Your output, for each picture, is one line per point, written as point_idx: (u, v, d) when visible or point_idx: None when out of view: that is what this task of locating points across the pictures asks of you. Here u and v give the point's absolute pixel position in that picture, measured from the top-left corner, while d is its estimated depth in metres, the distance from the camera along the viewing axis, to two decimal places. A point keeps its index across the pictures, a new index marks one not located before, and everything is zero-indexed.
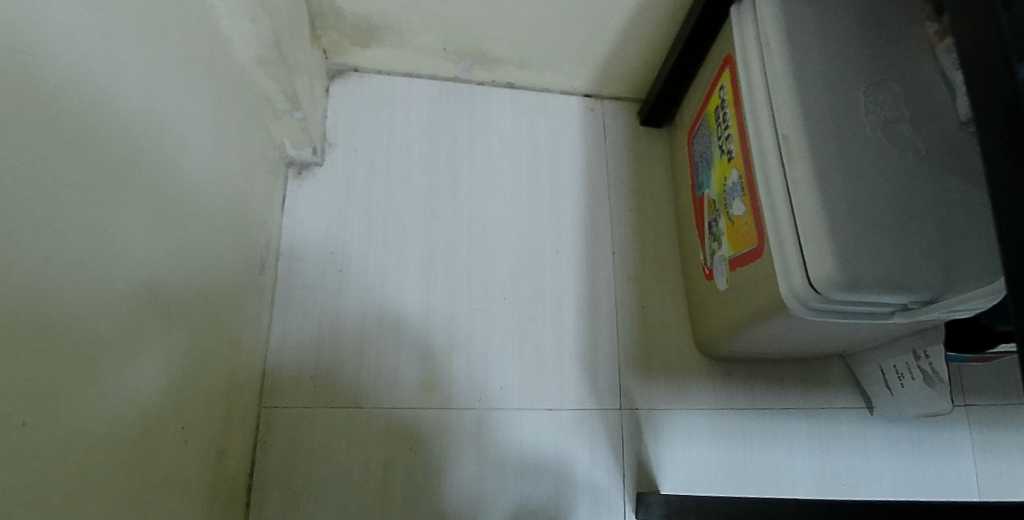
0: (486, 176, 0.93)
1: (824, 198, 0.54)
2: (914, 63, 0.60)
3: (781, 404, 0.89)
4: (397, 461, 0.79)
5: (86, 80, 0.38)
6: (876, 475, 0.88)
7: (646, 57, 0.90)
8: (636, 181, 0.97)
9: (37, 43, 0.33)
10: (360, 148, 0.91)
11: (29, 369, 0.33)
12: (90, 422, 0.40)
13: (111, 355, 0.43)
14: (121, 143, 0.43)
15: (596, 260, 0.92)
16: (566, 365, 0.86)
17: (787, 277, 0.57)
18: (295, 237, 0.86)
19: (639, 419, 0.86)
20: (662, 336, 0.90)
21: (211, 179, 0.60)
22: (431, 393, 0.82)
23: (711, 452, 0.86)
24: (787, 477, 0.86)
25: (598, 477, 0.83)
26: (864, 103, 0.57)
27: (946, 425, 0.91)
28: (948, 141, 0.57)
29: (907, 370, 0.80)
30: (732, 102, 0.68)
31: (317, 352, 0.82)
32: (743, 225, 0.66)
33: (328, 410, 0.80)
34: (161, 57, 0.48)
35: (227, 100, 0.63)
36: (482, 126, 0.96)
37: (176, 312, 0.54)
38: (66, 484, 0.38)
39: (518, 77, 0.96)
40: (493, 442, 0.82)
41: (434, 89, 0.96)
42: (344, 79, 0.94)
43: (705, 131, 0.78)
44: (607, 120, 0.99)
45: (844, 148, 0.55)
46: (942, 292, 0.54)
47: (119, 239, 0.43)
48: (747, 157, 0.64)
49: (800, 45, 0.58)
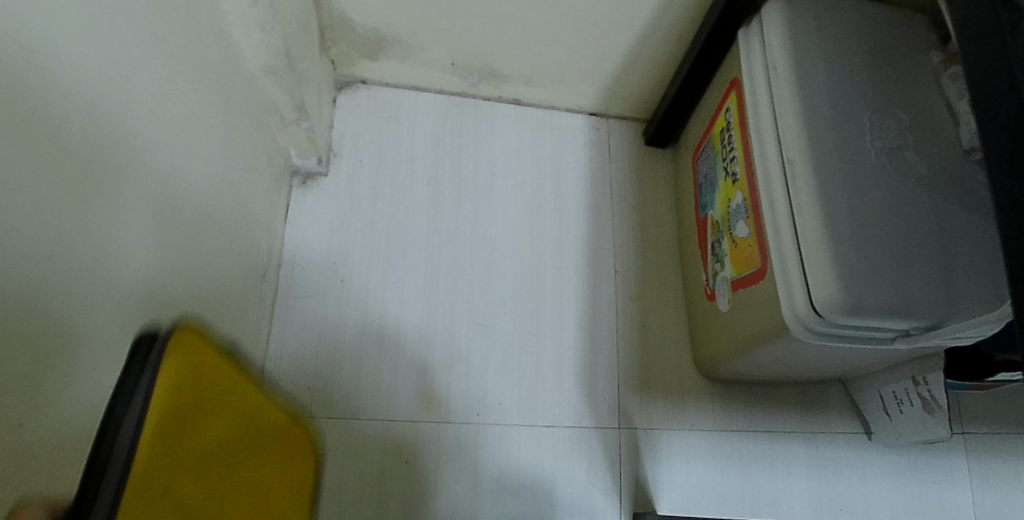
0: (490, 191, 0.93)
1: (828, 222, 0.54)
2: (920, 91, 0.60)
3: (780, 426, 0.88)
4: (391, 475, 0.78)
5: (92, 79, 0.38)
6: (875, 502, 0.87)
7: (652, 78, 0.91)
8: (639, 200, 0.97)
9: (48, 42, 0.33)
10: (365, 159, 0.92)
11: (26, 366, 0.33)
12: (81, 421, 0.39)
13: (112, 350, 0.43)
14: (130, 146, 0.43)
15: (597, 277, 0.92)
16: (564, 382, 0.86)
17: (790, 300, 0.57)
18: (298, 246, 0.86)
19: (638, 438, 0.85)
20: (662, 356, 0.89)
21: (215, 185, 0.60)
22: (429, 407, 0.82)
23: (709, 474, 0.85)
24: (785, 502, 0.85)
25: (595, 497, 0.82)
26: (869, 129, 0.58)
27: (944, 453, 0.90)
28: (953, 169, 0.57)
29: (906, 397, 0.80)
30: (737, 124, 0.69)
31: (316, 361, 0.81)
32: (747, 247, 0.66)
33: (323, 421, 0.79)
34: (171, 61, 0.48)
35: (234, 106, 0.63)
36: (486, 141, 0.96)
37: (174, 315, 0.53)
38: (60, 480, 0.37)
39: (525, 93, 0.97)
40: (490, 458, 0.81)
41: (441, 103, 0.97)
42: (351, 91, 0.95)
43: (710, 152, 0.79)
44: (611, 138, 1.00)
45: (848, 173, 0.56)
46: (942, 319, 0.54)
47: (121, 243, 0.43)
48: (751, 179, 0.64)
49: (806, 70, 0.59)
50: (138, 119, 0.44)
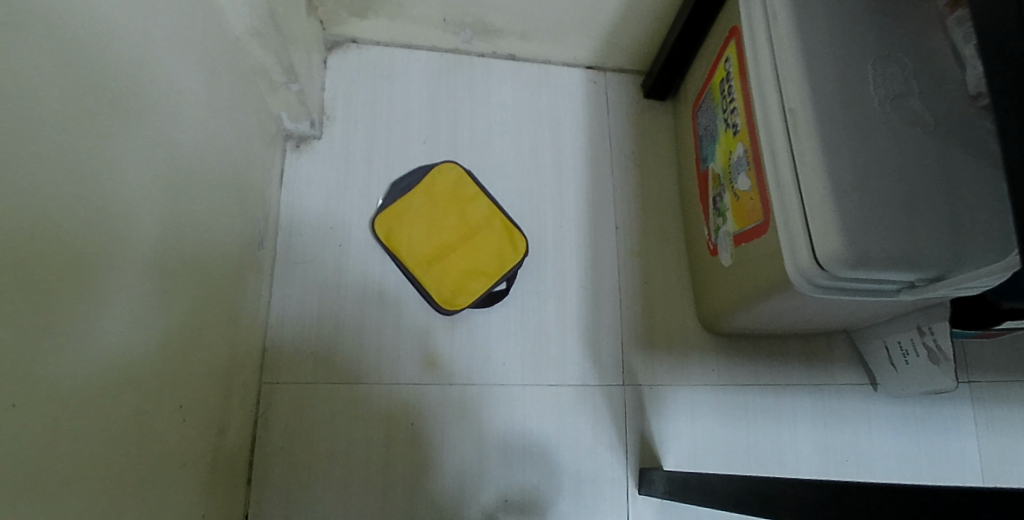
0: (487, 151, 0.92)
1: (831, 175, 0.52)
2: (922, 37, 0.56)
3: (784, 379, 0.89)
4: (399, 436, 0.81)
5: (72, 55, 0.37)
6: (879, 450, 0.88)
7: (652, 27, 0.87)
8: (640, 154, 0.95)
9: (29, 21, 0.32)
10: (359, 121, 0.90)
11: (21, 349, 0.33)
12: (82, 395, 0.40)
13: (110, 323, 0.43)
14: (115, 122, 0.43)
15: (598, 236, 0.91)
16: (567, 342, 0.86)
17: (792, 254, 0.56)
18: (294, 212, 0.86)
19: (642, 394, 0.86)
20: (665, 312, 0.89)
21: (205, 156, 0.60)
22: (433, 369, 0.83)
23: (713, 428, 0.86)
24: (788, 453, 0.86)
25: (601, 453, 0.84)
26: (873, 76, 0.55)
27: (950, 402, 0.90)
28: (957, 117, 0.54)
29: (912, 347, 0.79)
30: (737, 74, 0.66)
31: (318, 327, 0.82)
32: (749, 201, 0.65)
33: (328, 385, 0.81)
34: (152, 29, 0.47)
35: (220, 75, 0.62)
36: (482, 99, 0.93)
37: (171, 288, 0.54)
38: (60, 458, 0.38)
39: (520, 48, 0.93)
40: (495, 417, 0.83)
41: (434, 61, 0.94)
42: (341, 50, 0.92)
43: (710, 104, 0.76)
44: (610, 92, 0.97)
45: (852, 122, 0.54)
46: (949, 269, 0.53)
47: (111, 220, 0.43)
48: (752, 131, 0.62)
49: (810, 14, 0.56)
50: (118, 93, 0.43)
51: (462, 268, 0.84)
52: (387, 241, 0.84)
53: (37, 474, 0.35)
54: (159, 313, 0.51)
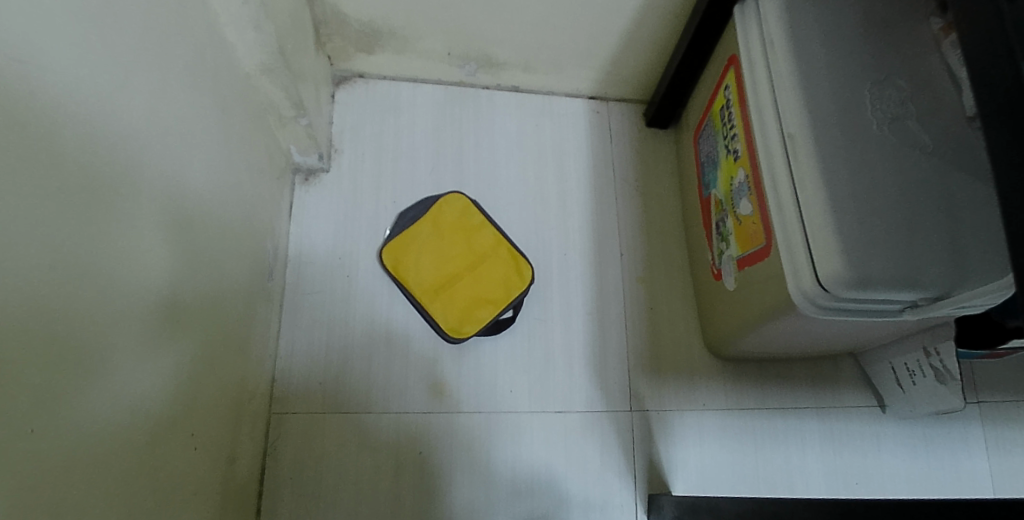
0: (492, 180, 0.93)
1: (830, 198, 0.54)
2: (918, 61, 0.58)
3: (792, 401, 0.89)
4: (405, 465, 0.80)
5: (87, 90, 0.38)
6: (890, 473, 0.87)
7: (652, 58, 0.90)
8: (642, 181, 0.97)
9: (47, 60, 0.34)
10: (366, 152, 0.92)
11: (26, 366, 0.32)
12: (95, 427, 0.40)
13: (123, 356, 0.43)
14: (129, 153, 0.44)
15: (603, 261, 0.92)
16: (574, 367, 0.86)
17: (795, 275, 0.57)
18: (303, 242, 0.87)
19: (650, 419, 0.86)
20: (671, 336, 0.89)
21: (216, 186, 0.61)
22: (440, 396, 0.82)
23: (722, 452, 0.85)
24: (800, 477, 0.86)
25: (609, 479, 0.83)
26: (870, 100, 0.57)
27: (958, 423, 0.90)
28: (954, 138, 0.56)
29: (918, 368, 0.80)
30: (737, 101, 0.68)
31: (326, 356, 0.82)
32: (751, 225, 0.66)
33: (336, 414, 0.80)
34: (165, 67, 0.48)
35: (230, 108, 0.63)
36: (487, 129, 0.96)
37: (184, 318, 0.54)
38: (68, 491, 0.37)
39: (523, 80, 0.96)
40: (502, 445, 0.82)
41: (440, 93, 0.97)
42: (349, 85, 0.95)
43: (710, 131, 0.78)
44: (612, 122, 1.00)
45: (850, 145, 0.55)
46: (951, 288, 0.54)
47: (125, 253, 0.44)
48: (752, 156, 0.64)
49: (804, 44, 0.58)
50: (137, 125, 0.45)
51: (468, 296, 0.85)
52: (394, 270, 0.85)
53: (44, 501, 0.34)
54: (172, 343, 0.52)
